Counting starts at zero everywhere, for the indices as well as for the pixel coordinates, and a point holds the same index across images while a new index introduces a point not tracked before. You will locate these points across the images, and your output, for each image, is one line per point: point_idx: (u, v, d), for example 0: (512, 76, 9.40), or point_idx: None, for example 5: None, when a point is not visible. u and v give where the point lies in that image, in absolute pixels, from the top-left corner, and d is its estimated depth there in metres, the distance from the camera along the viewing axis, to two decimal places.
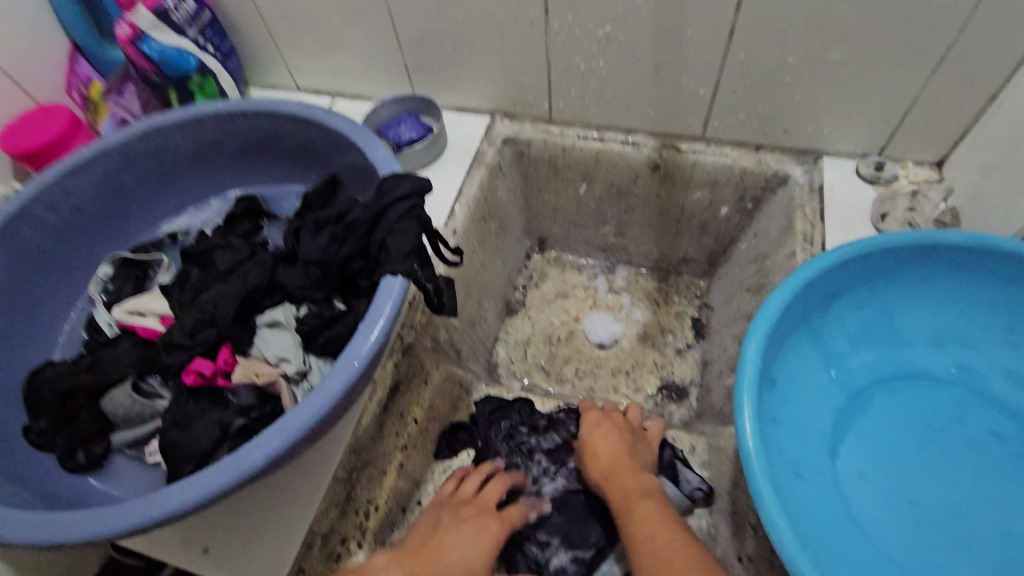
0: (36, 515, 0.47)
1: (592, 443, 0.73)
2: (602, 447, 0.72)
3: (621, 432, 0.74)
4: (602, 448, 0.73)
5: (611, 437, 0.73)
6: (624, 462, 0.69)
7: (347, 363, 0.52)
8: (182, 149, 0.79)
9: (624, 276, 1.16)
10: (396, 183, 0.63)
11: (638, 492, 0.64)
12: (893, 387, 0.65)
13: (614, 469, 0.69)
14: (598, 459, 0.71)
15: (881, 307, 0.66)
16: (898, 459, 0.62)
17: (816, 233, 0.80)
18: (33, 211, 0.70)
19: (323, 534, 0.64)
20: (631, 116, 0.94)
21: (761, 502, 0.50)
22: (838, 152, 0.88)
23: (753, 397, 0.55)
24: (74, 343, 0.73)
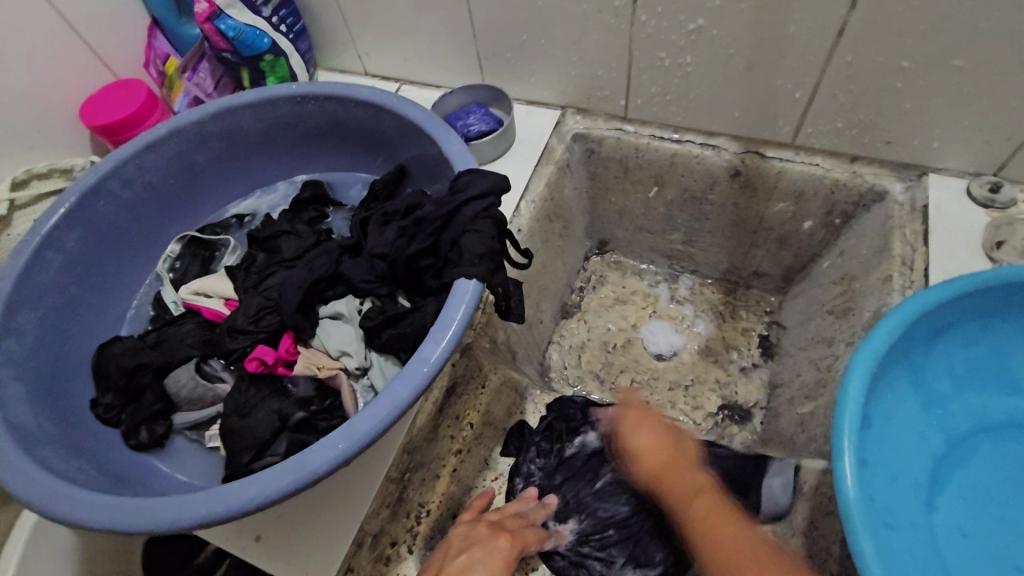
0: (101, 498, 0.46)
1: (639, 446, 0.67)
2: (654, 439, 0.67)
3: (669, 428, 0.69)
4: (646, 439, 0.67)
5: (656, 429, 0.68)
6: (670, 453, 0.65)
7: (416, 368, 0.49)
8: (254, 131, 0.79)
9: (688, 285, 1.11)
10: (472, 180, 0.60)
11: (686, 493, 0.60)
12: (1006, 438, 0.58)
13: (661, 463, 0.65)
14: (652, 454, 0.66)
15: (993, 348, 0.59)
16: (1005, 520, 0.55)
17: (918, 258, 0.73)
18: (109, 186, 0.71)
19: (373, 534, 0.63)
20: (714, 118, 0.88)
21: (860, 560, 0.45)
22: (945, 169, 0.79)
23: (852, 439, 0.50)
24: (141, 318, 0.74)
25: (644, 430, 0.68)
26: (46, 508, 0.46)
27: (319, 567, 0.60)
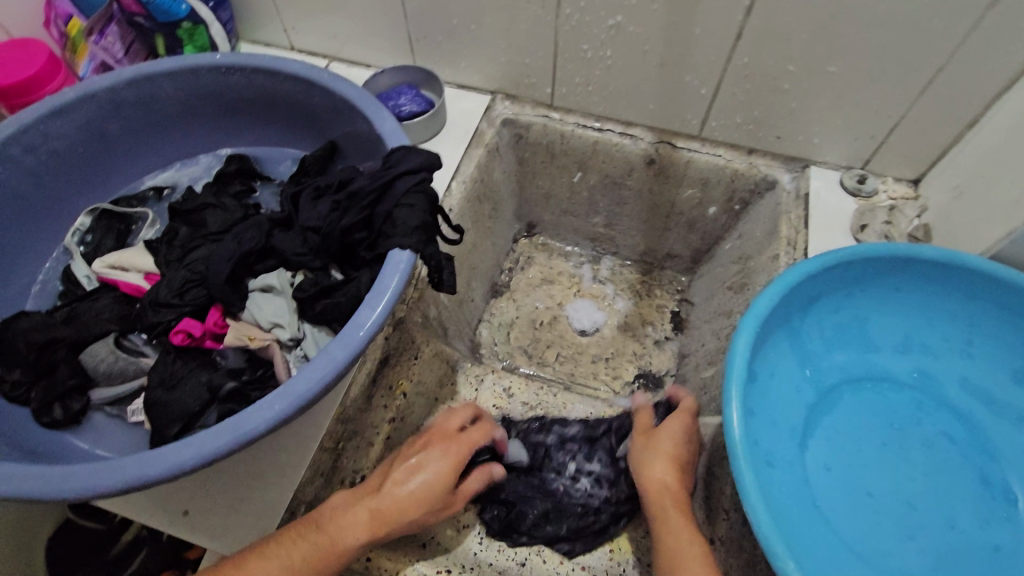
0: (19, 468, 0.45)
1: (429, 465, 0.58)
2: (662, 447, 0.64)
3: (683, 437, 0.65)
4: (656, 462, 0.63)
5: (668, 440, 0.65)
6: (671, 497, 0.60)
7: (351, 333, 0.52)
8: (174, 101, 0.76)
9: (609, 267, 1.18)
10: (405, 157, 0.63)
11: (666, 490, 0.61)
12: (861, 388, 0.69)
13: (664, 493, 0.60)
14: (652, 470, 0.62)
15: (854, 312, 0.70)
16: (861, 455, 0.65)
17: (800, 239, 0.84)
18: (9, 152, 0.66)
19: (308, 502, 0.64)
20: (632, 109, 0.95)
21: (745, 489, 0.53)
22: (825, 162, 0.91)
23: (740, 390, 0.58)
24: (48, 294, 0.71)
25: (443, 459, 0.59)
26: None
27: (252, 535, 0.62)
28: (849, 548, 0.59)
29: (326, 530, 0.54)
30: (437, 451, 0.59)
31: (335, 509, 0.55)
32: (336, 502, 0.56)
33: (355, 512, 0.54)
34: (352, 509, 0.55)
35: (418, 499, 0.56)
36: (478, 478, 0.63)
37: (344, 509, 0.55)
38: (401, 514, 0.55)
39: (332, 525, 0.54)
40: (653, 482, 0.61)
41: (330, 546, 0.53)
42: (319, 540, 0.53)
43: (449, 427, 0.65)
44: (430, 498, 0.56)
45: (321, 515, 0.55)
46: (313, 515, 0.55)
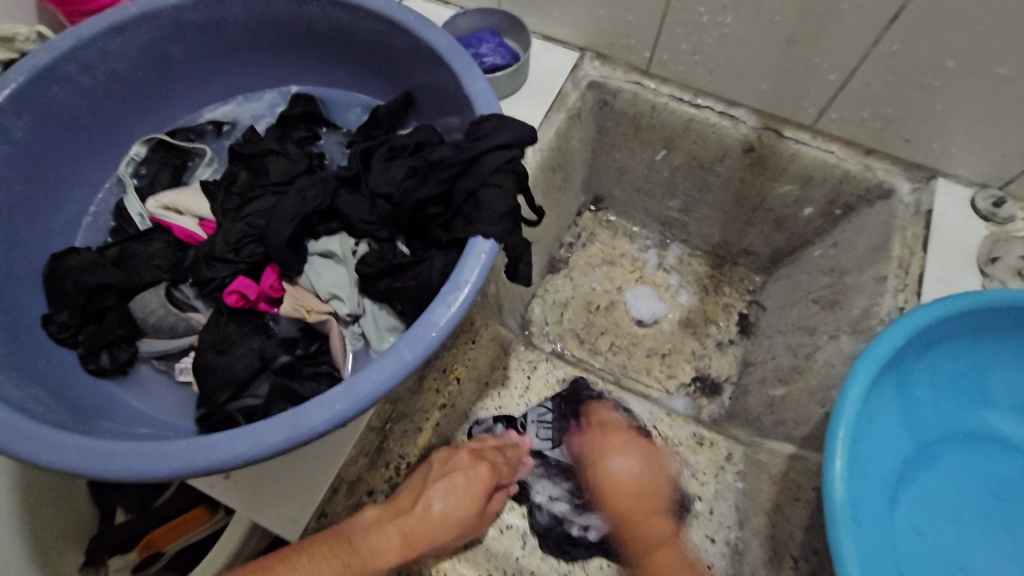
0: (65, 438, 0.42)
1: (608, 471, 0.70)
2: (636, 471, 0.70)
3: (651, 460, 0.71)
4: (617, 468, 0.70)
5: (630, 448, 0.71)
6: (642, 496, 0.68)
7: (423, 332, 0.46)
8: (241, 27, 0.69)
9: (677, 255, 1.10)
10: (496, 127, 0.55)
11: (655, 540, 0.64)
12: (967, 447, 0.62)
13: (631, 502, 0.67)
14: (619, 489, 0.68)
15: (975, 363, 0.62)
16: (951, 519, 0.60)
17: (914, 263, 0.74)
18: (65, 69, 0.60)
19: (350, 482, 0.61)
20: (740, 88, 0.84)
21: (840, 558, 0.47)
22: (955, 175, 0.80)
23: (845, 443, 0.51)
24: (99, 229, 0.67)
25: (618, 455, 0.71)
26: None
27: (293, 511, 0.59)
28: None
29: (360, 548, 0.53)
30: (470, 474, 0.61)
31: (369, 525, 0.55)
32: (367, 516, 0.55)
33: (390, 533, 0.54)
34: (383, 530, 0.54)
35: (450, 523, 0.57)
36: (497, 499, 0.65)
37: (376, 528, 0.54)
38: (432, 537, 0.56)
39: (364, 542, 0.53)
40: (619, 500, 0.67)
41: (362, 565, 0.52)
42: (352, 560, 0.52)
43: (488, 454, 0.66)
44: (460, 523, 0.58)
45: (351, 531, 0.53)
46: (344, 530, 0.53)
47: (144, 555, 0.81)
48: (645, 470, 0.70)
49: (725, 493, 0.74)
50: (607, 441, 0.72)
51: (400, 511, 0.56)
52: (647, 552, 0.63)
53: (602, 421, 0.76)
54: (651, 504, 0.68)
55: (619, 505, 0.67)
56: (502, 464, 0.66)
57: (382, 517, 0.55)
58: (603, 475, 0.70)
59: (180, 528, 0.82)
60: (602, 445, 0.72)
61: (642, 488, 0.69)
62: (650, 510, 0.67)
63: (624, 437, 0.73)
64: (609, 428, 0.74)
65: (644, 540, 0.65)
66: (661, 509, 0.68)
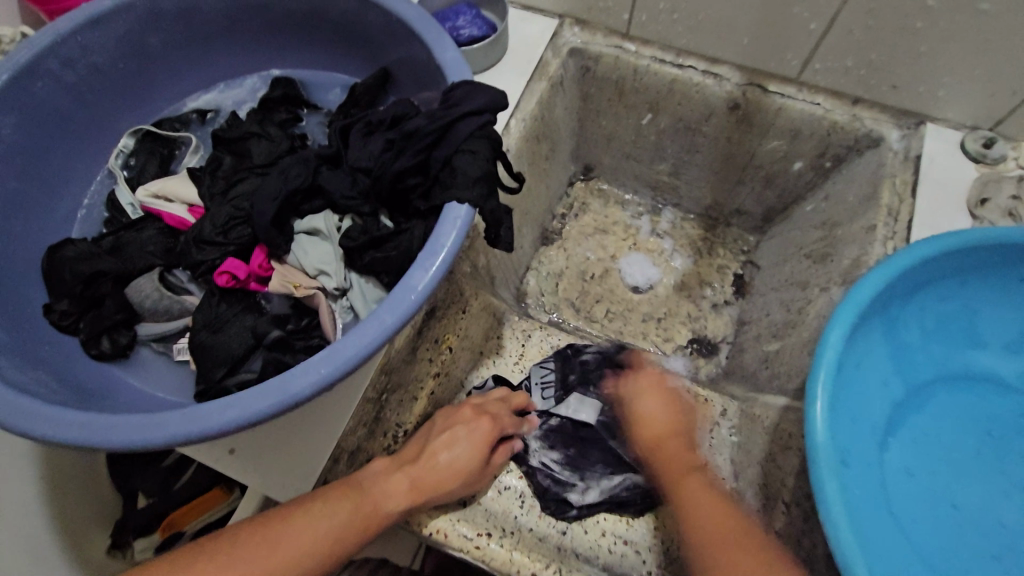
0: (68, 415, 0.44)
1: (642, 408, 0.69)
2: (660, 409, 0.68)
3: (676, 396, 0.70)
4: (647, 405, 0.69)
5: (665, 395, 0.69)
6: (675, 425, 0.66)
7: (402, 296, 0.47)
8: (216, 13, 0.69)
9: (669, 219, 1.10)
10: (468, 95, 0.55)
11: (688, 465, 0.61)
12: (957, 388, 0.63)
13: (662, 437, 0.65)
14: (653, 423, 0.67)
15: (965, 303, 0.62)
16: (947, 461, 0.60)
17: (903, 210, 0.74)
18: (47, 66, 0.61)
19: (350, 451, 0.63)
20: (721, 44, 0.83)
21: (823, 497, 0.48)
22: (944, 119, 0.78)
23: (826, 386, 0.52)
24: (93, 221, 0.69)
25: (655, 396, 0.69)
26: (7, 422, 0.44)
27: (296, 481, 0.61)
28: (929, 561, 0.55)
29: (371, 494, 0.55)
30: (472, 427, 0.62)
31: (377, 474, 0.57)
32: (376, 466, 0.58)
33: (398, 479, 0.56)
34: (392, 477, 0.56)
35: (456, 471, 0.59)
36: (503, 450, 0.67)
37: (384, 476, 0.56)
38: (441, 483, 0.58)
39: (375, 489, 0.55)
40: (658, 424, 0.66)
41: (374, 510, 0.54)
42: (364, 503, 0.54)
43: (491, 408, 0.67)
44: (465, 472, 0.60)
45: (361, 479, 0.56)
46: (354, 479, 0.55)
47: (166, 535, 0.85)
48: (675, 403, 0.68)
49: (719, 448, 0.74)
50: (642, 381, 0.72)
51: (406, 460, 0.59)
52: (677, 477, 0.60)
53: (640, 368, 0.76)
54: (683, 440, 0.65)
55: (652, 435, 0.66)
56: (505, 418, 0.68)
57: (390, 467, 0.58)
58: (637, 415, 0.68)
59: (197, 508, 0.86)
60: (636, 386, 0.71)
61: (671, 425, 0.66)
62: (690, 459, 0.62)
63: (650, 378, 0.72)
64: (642, 371, 0.73)
65: (678, 445, 0.64)
66: (694, 452, 0.64)
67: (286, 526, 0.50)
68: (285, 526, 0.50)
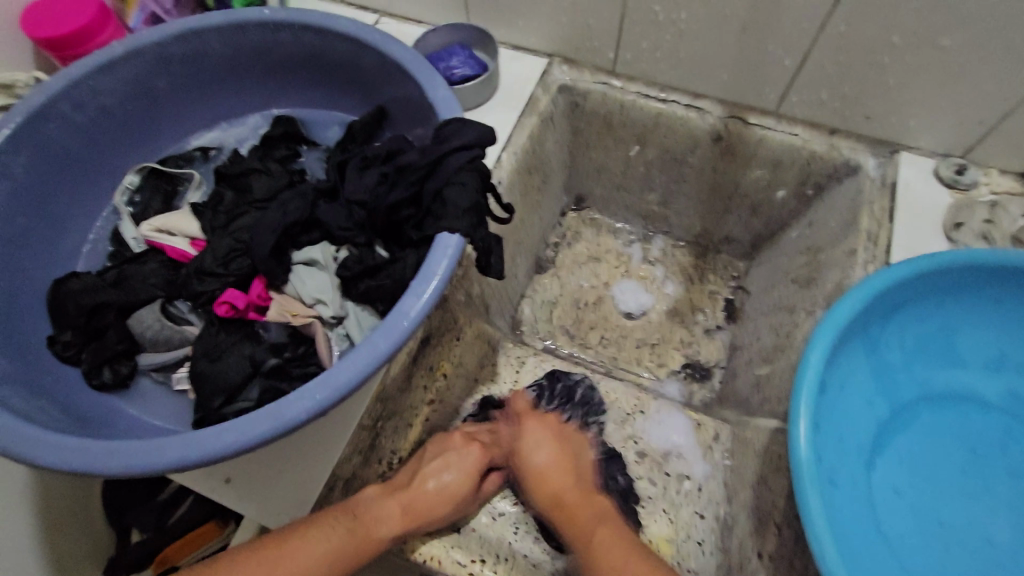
0: (68, 442, 0.45)
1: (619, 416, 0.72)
2: (542, 449, 0.64)
3: (564, 435, 0.67)
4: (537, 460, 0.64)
5: (547, 426, 0.66)
6: (561, 462, 0.63)
7: (395, 322, 0.49)
8: (220, 57, 0.73)
9: (660, 247, 1.12)
10: (458, 130, 0.58)
11: (581, 491, 0.62)
12: (941, 406, 0.64)
13: (547, 475, 0.62)
14: (548, 482, 0.62)
15: (943, 323, 0.63)
16: (932, 479, 0.62)
17: (883, 235, 0.76)
18: (59, 108, 0.65)
19: (346, 479, 0.63)
20: (702, 80, 0.86)
21: (807, 514, 0.49)
22: (917, 148, 0.82)
23: (808, 405, 0.53)
24: (98, 254, 0.71)
25: (547, 448, 0.64)
26: (9, 450, 0.45)
27: (292, 510, 0.62)
28: None
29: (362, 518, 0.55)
30: (464, 453, 0.64)
31: (370, 499, 0.57)
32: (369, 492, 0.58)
33: (391, 504, 0.57)
34: (386, 502, 0.57)
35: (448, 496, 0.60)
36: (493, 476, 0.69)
37: (378, 501, 0.57)
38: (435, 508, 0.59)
39: (368, 515, 0.55)
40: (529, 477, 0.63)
41: (367, 535, 0.54)
42: (358, 528, 0.54)
43: (483, 436, 0.69)
44: (458, 497, 0.61)
45: (355, 504, 0.56)
46: (348, 504, 0.56)
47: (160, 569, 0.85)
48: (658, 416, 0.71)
49: (714, 472, 0.76)
50: (522, 436, 0.65)
51: (398, 487, 0.59)
52: (586, 534, 0.57)
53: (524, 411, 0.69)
54: (581, 486, 0.62)
55: (551, 494, 0.61)
56: (496, 448, 0.70)
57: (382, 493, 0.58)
58: (523, 457, 0.64)
59: (194, 541, 0.86)
60: (524, 436, 0.65)
61: (550, 468, 0.62)
62: (592, 501, 0.61)
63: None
64: (525, 416, 0.68)
65: (577, 493, 0.61)
66: (596, 502, 0.61)
67: (285, 548, 0.52)
68: (284, 548, 0.52)
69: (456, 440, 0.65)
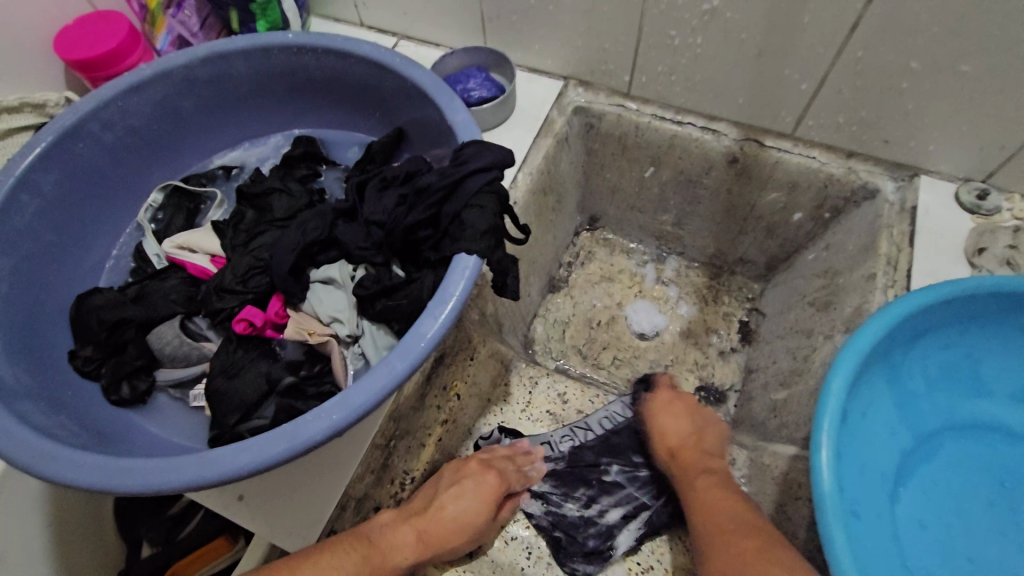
0: (88, 458, 0.46)
1: (661, 425, 0.75)
2: (677, 426, 0.74)
3: (693, 414, 0.75)
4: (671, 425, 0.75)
5: (679, 399, 0.77)
6: (696, 441, 0.72)
7: (413, 343, 0.49)
8: (245, 79, 0.75)
9: (674, 267, 1.12)
10: (477, 153, 0.59)
11: (711, 467, 0.68)
12: (966, 436, 0.62)
13: (682, 448, 0.72)
14: (669, 438, 0.73)
15: (966, 351, 0.62)
16: (959, 512, 0.60)
17: (902, 259, 0.75)
18: (88, 128, 0.67)
19: (357, 499, 0.63)
20: (718, 103, 0.87)
21: (830, 547, 0.48)
22: (937, 172, 0.81)
23: (830, 435, 0.52)
24: (120, 270, 0.72)
25: (671, 414, 0.75)
26: (30, 466, 0.45)
27: (304, 530, 0.61)
28: None
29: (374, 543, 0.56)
30: (479, 481, 0.64)
31: (385, 525, 0.57)
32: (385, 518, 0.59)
33: (406, 531, 0.58)
34: (400, 529, 0.58)
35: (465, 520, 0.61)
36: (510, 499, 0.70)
37: (392, 527, 0.57)
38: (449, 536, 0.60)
39: (383, 542, 0.56)
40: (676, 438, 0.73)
41: (381, 562, 0.55)
42: (373, 556, 0.54)
43: (497, 463, 0.69)
44: (470, 525, 0.61)
45: (370, 530, 0.56)
46: (363, 531, 0.56)
47: None
48: (697, 423, 0.73)
49: None
50: (656, 403, 0.77)
51: (413, 512, 0.60)
52: (691, 479, 0.67)
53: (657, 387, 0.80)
54: (702, 451, 0.71)
55: (671, 447, 0.72)
56: (511, 473, 0.70)
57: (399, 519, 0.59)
58: (660, 431, 0.74)
59: (201, 560, 0.85)
60: (655, 404, 0.77)
61: (686, 440, 0.72)
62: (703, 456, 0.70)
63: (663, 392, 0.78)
64: (659, 389, 0.79)
65: (700, 457, 0.70)
66: (716, 456, 0.71)
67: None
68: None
69: (473, 465, 0.66)
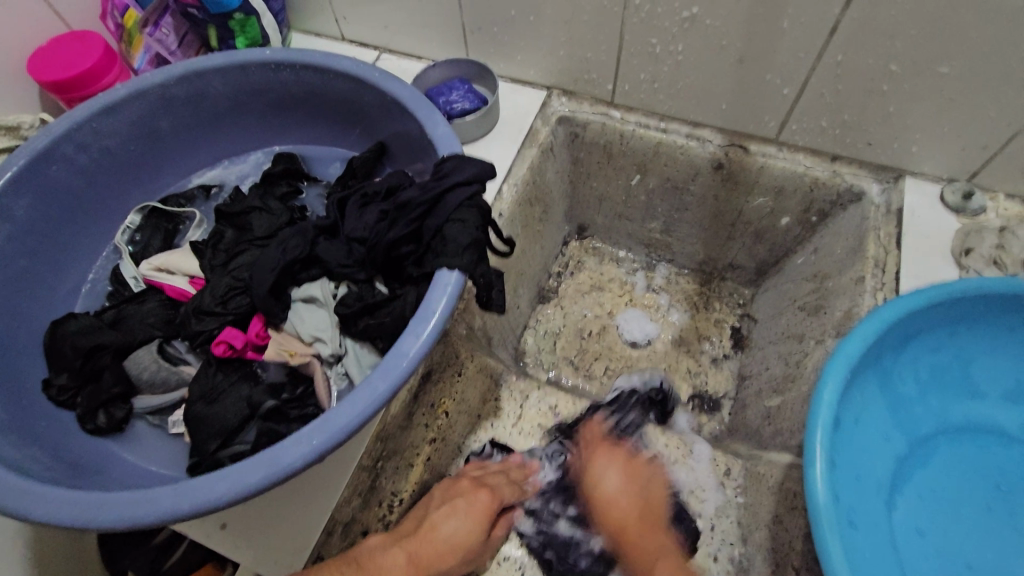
0: (57, 492, 0.44)
1: (597, 475, 0.70)
2: (617, 484, 0.68)
3: (645, 477, 0.70)
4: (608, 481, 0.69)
5: (617, 459, 0.72)
6: (644, 515, 0.65)
7: (395, 362, 0.48)
8: (223, 97, 0.74)
9: (664, 275, 1.11)
10: (458, 166, 0.58)
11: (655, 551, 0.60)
12: (961, 440, 0.62)
13: (629, 521, 0.64)
14: (602, 485, 0.69)
15: (958, 354, 0.62)
16: (958, 518, 0.59)
17: (889, 261, 0.75)
18: (62, 150, 0.65)
19: (344, 523, 0.62)
20: (701, 110, 0.87)
21: (826, 559, 0.47)
22: (921, 173, 0.81)
23: (823, 443, 0.52)
24: (98, 294, 0.70)
25: (617, 470, 0.70)
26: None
27: (289, 558, 0.59)
28: None
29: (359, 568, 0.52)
30: (471, 499, 0.62)
31: (374, 548, 0.54)
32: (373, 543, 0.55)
33: (396, 552, 0.54)
34: (389, 552, 0.54)
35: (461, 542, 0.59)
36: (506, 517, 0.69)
37: (382, 550, 0.54)
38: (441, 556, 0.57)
39: (373, 563, 0.52)
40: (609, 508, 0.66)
41: None
42: None
43: (489, 480, 0.68)
44: (467, 546, 0.59)
45: (357, 554, 0.53)
46: (349, 555, 0.52)
47: None
48: (637, 489, 0.68)
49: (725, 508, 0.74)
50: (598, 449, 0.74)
51: (403, 535, 0.57)
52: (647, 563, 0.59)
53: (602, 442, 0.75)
54: (651, 521, 0.65)
55: (616, 524, 0.65)
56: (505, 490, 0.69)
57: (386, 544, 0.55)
58: (595, 480, 0.70)
59: None
60: (596, 461, 0.72)
61: (630, 515, 0.65)
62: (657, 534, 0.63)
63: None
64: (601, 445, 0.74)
65: (651, 523, 0.65)
66: (662, 527, 0.65)
67: None
68: None
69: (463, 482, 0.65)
